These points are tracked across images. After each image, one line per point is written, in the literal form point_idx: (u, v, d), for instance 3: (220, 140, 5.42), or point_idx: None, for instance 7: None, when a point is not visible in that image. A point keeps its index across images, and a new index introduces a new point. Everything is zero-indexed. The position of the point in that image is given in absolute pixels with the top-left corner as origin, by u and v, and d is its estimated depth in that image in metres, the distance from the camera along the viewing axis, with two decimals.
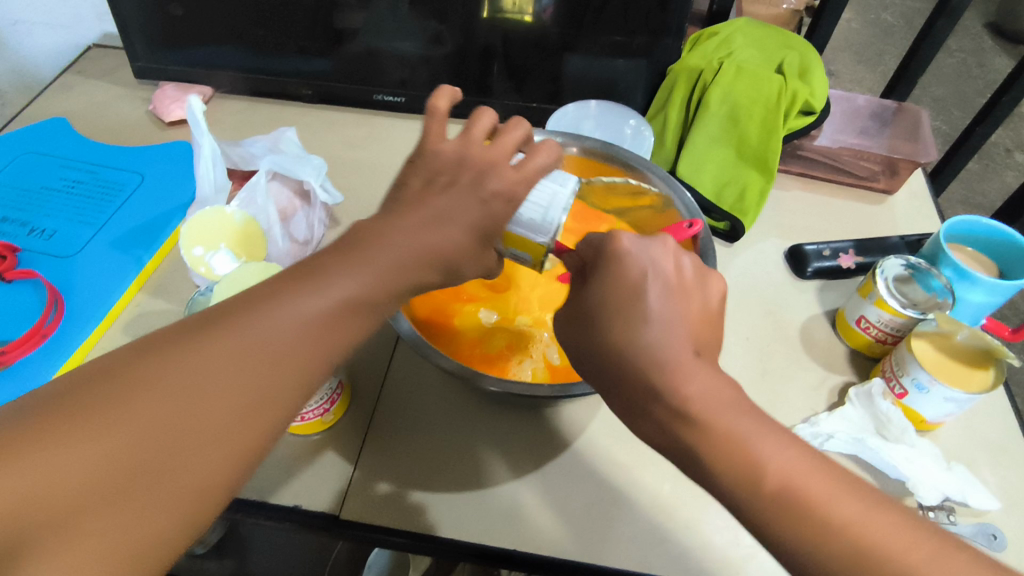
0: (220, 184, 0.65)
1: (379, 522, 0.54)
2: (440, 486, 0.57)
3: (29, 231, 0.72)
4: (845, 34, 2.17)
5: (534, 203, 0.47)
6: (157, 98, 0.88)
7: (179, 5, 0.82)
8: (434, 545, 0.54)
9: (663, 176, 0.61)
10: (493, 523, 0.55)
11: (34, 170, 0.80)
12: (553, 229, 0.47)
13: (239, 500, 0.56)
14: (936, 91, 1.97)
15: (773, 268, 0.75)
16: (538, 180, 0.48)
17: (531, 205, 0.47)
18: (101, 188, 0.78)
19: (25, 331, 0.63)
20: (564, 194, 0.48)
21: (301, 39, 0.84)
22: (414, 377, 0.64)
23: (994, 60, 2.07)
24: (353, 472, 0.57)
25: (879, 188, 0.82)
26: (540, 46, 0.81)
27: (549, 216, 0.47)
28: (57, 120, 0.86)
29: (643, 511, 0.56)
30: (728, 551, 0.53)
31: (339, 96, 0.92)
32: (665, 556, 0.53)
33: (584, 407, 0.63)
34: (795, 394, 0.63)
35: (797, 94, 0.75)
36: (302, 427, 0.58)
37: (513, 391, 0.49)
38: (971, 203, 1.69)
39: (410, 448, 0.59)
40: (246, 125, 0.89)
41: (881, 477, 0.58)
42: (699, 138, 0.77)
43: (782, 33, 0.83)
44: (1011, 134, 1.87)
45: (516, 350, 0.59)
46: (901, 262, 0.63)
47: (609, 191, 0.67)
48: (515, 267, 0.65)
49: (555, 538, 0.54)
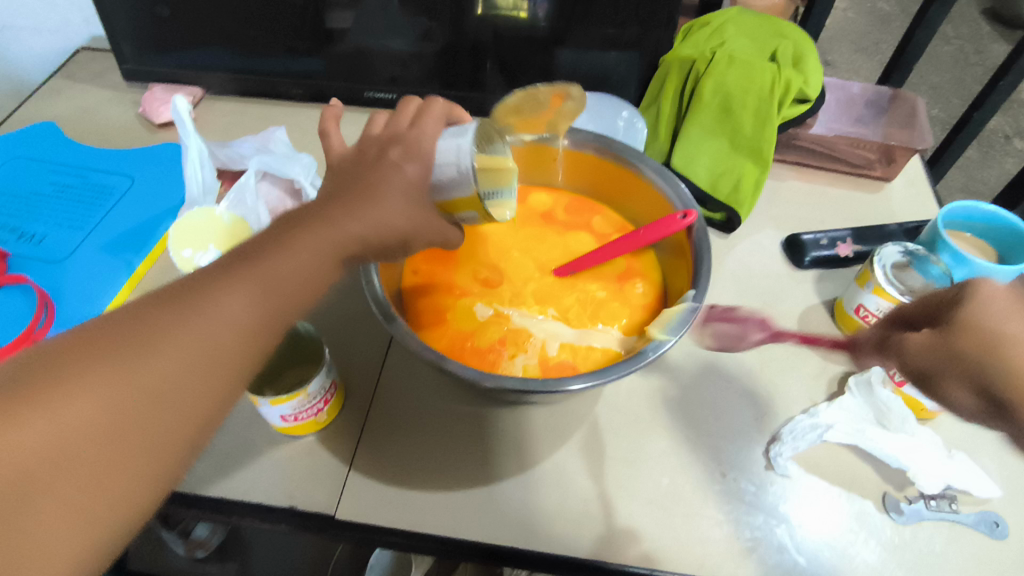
0: (208, 185, 0.64)
1: (375, 522, 0.54)
2: (435, 484, 0.56)
3: (18, 236, 0.72)
4: (841, 23, 2.15)
5: (444, 164, 0.44)
6: (145, 100, 0.87)
7: (165, 6, 0.81)
8: (431, 544, 0.53)
9: (654, 165, 0.60)
10: (490, 521, 0.54)
11: (24, 175, 0.79)
12: (472, 180, 0.44)
13: (233, 502, 0.55)
14: (934, 79, 1.96)
15: (769, 258, 0.74)
16: (436, 139, 0.45)
17: (440, 167, 0.45)
18: (91, 192, 0.77)
19: (15, 336, 0.62)
20: (466, 141, 0.45)
21: (289, 39, 0.84)
22: (408, 376, 0.64)
23: (991, 47, 2.06)
24: (348, 472, 0.57)
25: (875, 175, 0.82)
26: (530, 41, 0.81)
27: (462, 171, 0.44)
28: (46, 125, 0.86)
29: (641, 506, 0.55)
30: (727, 545, 0.53)
31: (329, 95, 0.91)
32: (664, 550, 0.52)
33: (580, 402, 0.62)
34: (794, 385, 0.63)
35: (791, 82, 0.73)
36: (295, 427, 0.57)
37: (504, 386, 0.48)
38: (970, 191, 1.68)
39: (405, 447, 0.58)
40: (236, 126, 0.89)
41: (882, 467, 0.57)
42: (693, 129, 0.77)
43: (774, 21, 0.82)
44: (1010, 120, 1.86)
45: (510, 344, 0.58)
46: (899, 250, 0.63)
47: (600, 177, 0.67)
48: (509, 264, 0.65)
49: (552, 535, 0.53)
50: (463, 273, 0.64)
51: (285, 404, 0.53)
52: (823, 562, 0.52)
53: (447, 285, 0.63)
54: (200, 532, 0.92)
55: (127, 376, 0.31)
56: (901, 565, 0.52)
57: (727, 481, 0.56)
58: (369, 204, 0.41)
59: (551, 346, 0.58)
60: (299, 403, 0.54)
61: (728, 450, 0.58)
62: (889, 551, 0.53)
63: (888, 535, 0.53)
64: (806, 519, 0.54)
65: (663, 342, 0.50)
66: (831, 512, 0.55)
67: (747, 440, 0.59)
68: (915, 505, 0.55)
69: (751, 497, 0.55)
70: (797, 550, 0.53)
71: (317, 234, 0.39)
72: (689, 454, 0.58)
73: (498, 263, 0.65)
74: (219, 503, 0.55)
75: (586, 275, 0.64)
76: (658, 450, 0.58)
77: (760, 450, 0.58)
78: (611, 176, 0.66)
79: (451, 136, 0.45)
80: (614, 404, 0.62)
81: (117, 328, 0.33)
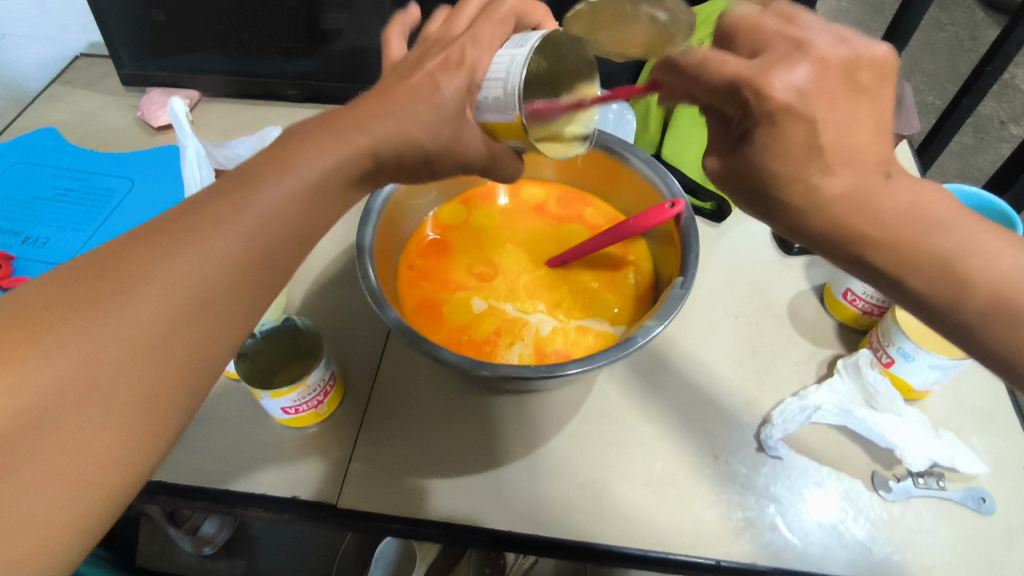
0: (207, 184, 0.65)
1: (376, 510, 0.55)
2: (435, 471, 0.58)
3: (22, 239, 0.73)
4: (834, 13, 2.16)
5: (493, 78, 0.42)
6: (144, 105, 0.89)
7: (161, 10, 0.82)
8: (432, 531, 0.54)
9: (643, 156, 0.61)
10: (491, 508, 0.55)
11: (26, 179, 0.81)
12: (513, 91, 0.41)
13: (240, 494, 0.56)
14: (929, 66, 1.96)
15: (760, 245, 0.75)
16: (496, 50, 0.43)
17: (489, 81, 0.42)
18: (92, 195, 0.79)
19: None
20: (521, 54, 0.42)
21: (284, 40, 0.85)
22: (406, 368, 0.65)
23: (985, 33, 2.06)
24: (350, 462, 0.58)
25: None
26: None
27: (503, 87, 0.41)
28: (47, 130, 0.87)
29: (636, 489, 0.56)
30: (720, 525, 0.54)
31: (324, 95, 0.92)
32: (659, 530, 0.54)
33: (575, 390, 0.63)
34: (783, 370, 0.64)
35: None
36: (297, 419, 0.58)
37: (499, 373, 0.49)
38: (965, 177, 1.69)
39: (406, 438, 0.60)
40: (233, 128, 0.90)
41: (870, 447, 0.58)
42: (681, 121, 0.78)
43: None
44: (1004, 106, 1.86)
45: (506, 334, 0.59)
46: None
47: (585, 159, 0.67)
48: (501, 256, 0.66)
49: (550, 519, 0.55)
50: (456, 267, 0.65)
51: (286, 396, 0.54)
52: (814, 541, 0.53)
53: (443, 280, 0.64)
54: (208, 530, 0.93)
55: None
56: (891, 541, 0.53)
57: (720, 463, 0.58)
58: None
59: (547, 335, 0.59)
60: (300, 395, 0.55)
61: (721, 434, 0.60)
62: (878, 528, 0.54)
63: (878, 514, 0.55)
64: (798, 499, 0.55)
65: (655, 326, 0.51)
66: (822, 492, 0.56)
67: (741, 423, 0.60)
68: (904, 483, 0.56)
69: (743, 478, 0.57)
70: (789, 529, 0.54)
71: None
72: (682, 437, 0.60)
73: (493, 257, 0.66)
74: (228, 495, 0.56)
75: (578, 266, 0.65)
76: (652, 433, 0.60)
77: (752, 433, 0.60)
78: (600, 167, 0.67)
79: (509, 48, 0.43)
80: (608, 391, 0.63)
81: None
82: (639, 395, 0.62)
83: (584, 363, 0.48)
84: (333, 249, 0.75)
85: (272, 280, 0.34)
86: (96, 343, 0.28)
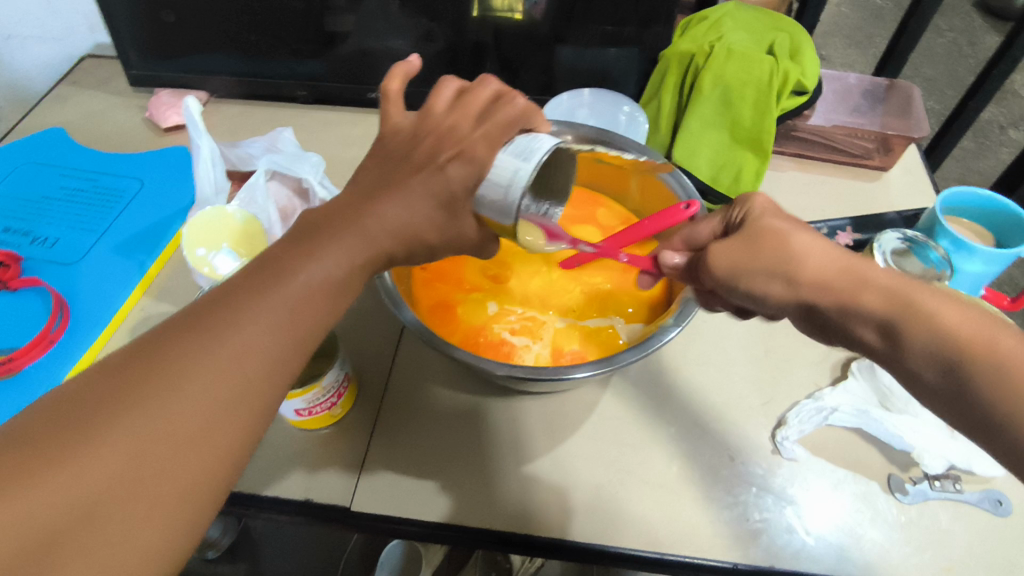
0: (220, 185, 0.65)
1: (389, 513, 0.55)
2: (447, 474, 0.57)
3: (31, 240, 0.73)
4: (834, 18, 2.17)
5: (494, 181, 0.40)
6: (152, 105, 0.89)
7: (171, 11, 0.82)
8: (448, 533, 0.54)
9: (658, 158, 0.62)
10: (505, 512, 0.55)
11: (35, 179, 0.80)
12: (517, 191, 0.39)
13: (251, 496, 0.56)
14: (928, 71, 1.97)
15: None
16: (497, 150, 0.41)
17: (490, 183, 0.40)
18: (102, 196, 0.78)
19: (30, 338, 0.63)
20: (527, 167, 0.40)
21: (293, 41, 0.85)
22: (417, 368, 0.65)
23: (984, 39, 2.07)
24: (364, 464, 0.58)
25: (874, 165, 0.83)
26: (531, 39, 0.82)
27: (508, 187, 0.40)
28: (54, 131, 0.87)
29: (653, 491, 0.56)
30: (739, 527, 0.54)
31: (333, 97, 0.92)
32: (676, 533, 0.53)
33: (588, 392, 0.63)
34: (799, 375, 0.64)
35: (788, 74, 0.75)
36: (310, 421, 0.58)
37: (519, 374, 0.49)
38: (966, 181, 1.69)
39: (418, 440, 0.59)
40: (242, 129, 0.90)
41: (886, 449, 0.58)
42: (692, 122, 0.78)
43: (772, 15, 0.84)
44: (1004, 111, 1.87)
45: (521, 335, 0.59)
46: (898, 235, 0.64)
47: (594, 168, 0.69)
48: (514, 258, 0.66)
49: (566, 522, 0.54)
50: (470, 267, 0.64)
51: (300, 398, 0.54)
52: (833, 543, 0.53)
53: (457, 280, 0.64)
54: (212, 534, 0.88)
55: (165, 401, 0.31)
56: (908, 543, 0.53)
57: (735, 466, 0.58)
58: (369, 193, 0.41)
59: (563, 337, 0.59)
60: (315, 397, 0.55)
61: (737, 436, 0.59)
62: (895, 530, 0.54)
63: (895, 516, 0.54)
64: (813, 502, 0.55)
65: (671, 328, 0.51)
66: (836, 493, 0.56)
67: (754, 425, 0.60)
68: (920, 485, 0.56)
69: (760, 480, 0.57)
70: (806, 531, 0.54)
71: (327, 222, 0.38)
72: (697, 440, 0.59)
73: (505, 258, 0.66)
74: (239, 497, 0.56)
75: (592, 267, 0.65)
76: (666, 435, 0.60)
77: (768, 435, 0.59)
78: (608, 168, 0.68)
79: (513, 154, 0.40)
80: (622, 394, 0.63)
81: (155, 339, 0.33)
82: (655, 398, 0.62)
83: (609, 363, 0.48)
84: None
85: (308, 302, 0.35)
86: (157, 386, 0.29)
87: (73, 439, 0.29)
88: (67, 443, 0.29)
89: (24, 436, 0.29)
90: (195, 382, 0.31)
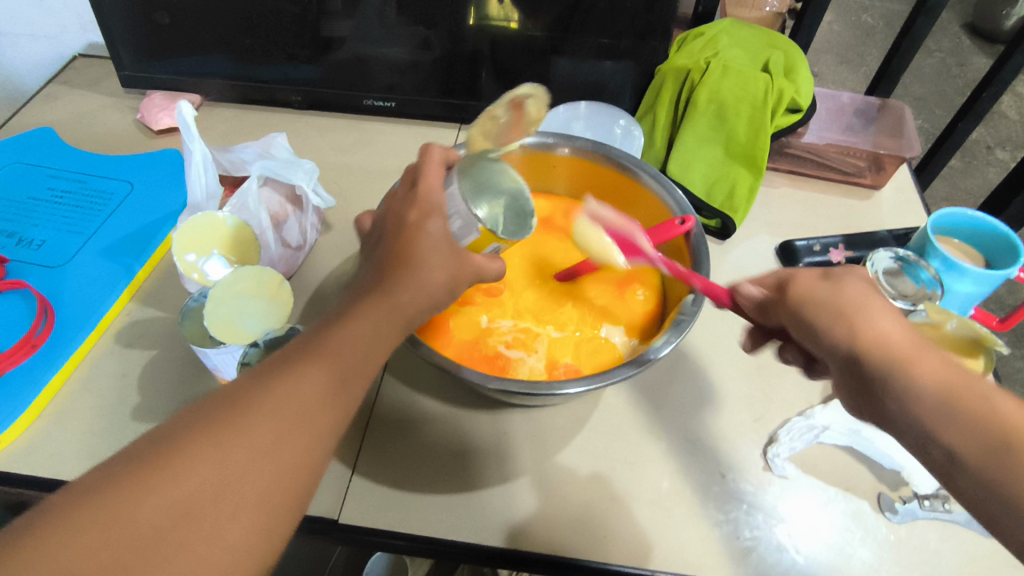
0: (212, 190, 0.63)
1: (377, 525, 0.54)
2: (436, 487, 0.56)
3: (17, 241, 0.71)
4: (826, 36, 2.20)
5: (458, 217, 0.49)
6: (144, 107, 0.88)
7: (165, 13, 0.81)
8: (436, 547, 0.53)
9: (653, 172, 0.62)
10: (497, 526, 0.54)
11: (22, 180, 0.79)
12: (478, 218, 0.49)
13: (323, 522, 0.54)
14: (917, 91, 2.00)
15: (764, 263, 0.75)
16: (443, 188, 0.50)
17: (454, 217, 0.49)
18: (90, 198, 0.77)
19: (14, 342, 0.62)
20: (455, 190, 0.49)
21: (289, 46, 0.84)
22: (406, 379, 0.64)
23: (972, 60, 2.10)
24: (352, 476, 0.57)
25: (865, 183, 0.84)
26: (527, 50, 0.82)
27: (469, 217, 0.49)
28: (44, 130, 0.85)
29: (642, 507, 0.56)
30: (729, 545, 0.54)
31: (328, 103, 0.92)
32: (667, 549, 0.53)
33: (579, 406, 0.63)
34: (789, 392, 0.64)
35: (783, 92, 0.76)
36: None
37: (510, 389, 0.49)
38: (954, 200, 1.72)
39: (406, 454, 0.59)
40: (236, 134, 0.89)
41: (875, 467, 0.58)
42: (687, 137, 0.79)
43: (766, 32, 0.84)
44: (991, 131, 1.90)
45: (516, 347, 0.59)
46: (891, 255, 0.64)
47: (584, 174, 0.68)
48: (507, 269, 0.66)
49: (555, 538, 0.54)
50: None
51: None
52: (825, 561, 0.53)
53: None
54: None
55: (239, 444, 0.33)
56: (898, 563, 0.53)
57: (726, 482, 0.57)
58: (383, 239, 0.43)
59: (558, 349, 0.59)
60: None
61: (726, 453, 0.59)
62: (885, 549, 0.54)
63: (884, 534, 0.55)
64: (801, 521, 0.55)
65: (663, 345, 0.51)
66: (826, 510, 0.56)
67: (745, 441, 0.60)
68: (910, 504, 0.55)
69: (751, 498, 0.56)
70: (796, 550, 0.53)
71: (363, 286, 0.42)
72: (688, 456, 0.59)
73: None
74: (313, 521, 0.54)
75: (587, 280, 0.65)
76: (658, 451, 0.59)
77: (759, 452, 0.59)
78: (603, 180, 0.67)
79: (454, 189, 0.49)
80: (613, 408, 0.63)
81: (232, 393, 0.35)
82: (645, 412, 0.62)
83: (614, 375, 0.48)
84: (333, 258, 0.72)
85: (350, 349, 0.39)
86: (232, 450, 0.33)
87: (152, 472, 0.31)
88: (152, 479, 0.31)
89: (111, 476, 0.31)
90: (260, 420, 0.34)
